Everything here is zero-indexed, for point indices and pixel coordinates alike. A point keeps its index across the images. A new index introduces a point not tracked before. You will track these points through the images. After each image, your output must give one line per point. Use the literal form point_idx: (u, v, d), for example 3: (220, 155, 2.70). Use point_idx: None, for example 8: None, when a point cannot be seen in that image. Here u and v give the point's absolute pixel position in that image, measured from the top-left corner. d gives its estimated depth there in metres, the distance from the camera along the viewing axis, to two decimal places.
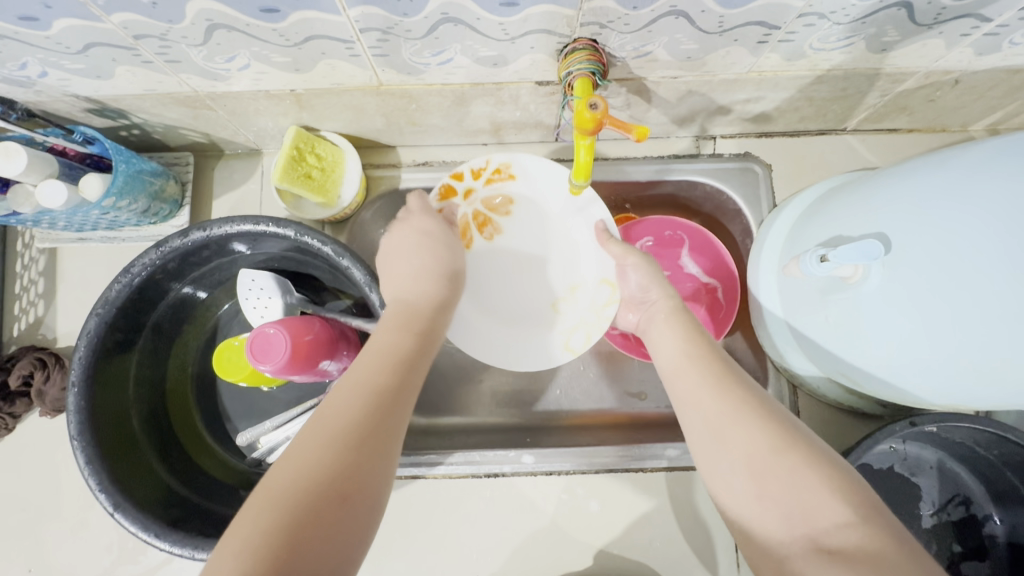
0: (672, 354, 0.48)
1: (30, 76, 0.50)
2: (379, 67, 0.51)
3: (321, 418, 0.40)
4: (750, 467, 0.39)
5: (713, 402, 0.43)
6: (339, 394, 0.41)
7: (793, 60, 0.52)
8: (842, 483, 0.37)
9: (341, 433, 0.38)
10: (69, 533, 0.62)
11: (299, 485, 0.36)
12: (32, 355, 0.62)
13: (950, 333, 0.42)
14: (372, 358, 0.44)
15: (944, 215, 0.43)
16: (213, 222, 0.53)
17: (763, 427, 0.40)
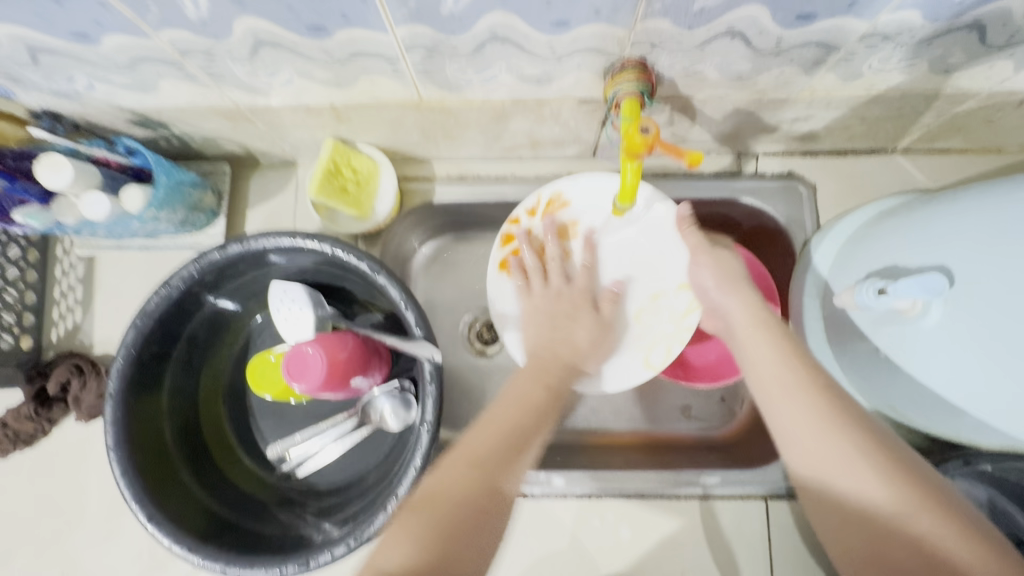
0: (767, 381, 0.45)
1: (78, 89, 0.50)
2: (421, 83, 0.50)
3: (464, 446, 0.45)
4: (871, 517, 0.39)
5: (821, 443, 0.41)
6: (487, 423, 0.46)
7: (849, 80, 0.50)
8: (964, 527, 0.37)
9: (488, 459, 0.43)
10: (100, 539, 0.62)
11: (467, 504, 0.41)
12: (70, 361, 0.63)
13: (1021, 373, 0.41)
14: (521, 390, 0.49)
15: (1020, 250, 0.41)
16: (250, 235, 0.53)
17: (877, 473, 0.39)
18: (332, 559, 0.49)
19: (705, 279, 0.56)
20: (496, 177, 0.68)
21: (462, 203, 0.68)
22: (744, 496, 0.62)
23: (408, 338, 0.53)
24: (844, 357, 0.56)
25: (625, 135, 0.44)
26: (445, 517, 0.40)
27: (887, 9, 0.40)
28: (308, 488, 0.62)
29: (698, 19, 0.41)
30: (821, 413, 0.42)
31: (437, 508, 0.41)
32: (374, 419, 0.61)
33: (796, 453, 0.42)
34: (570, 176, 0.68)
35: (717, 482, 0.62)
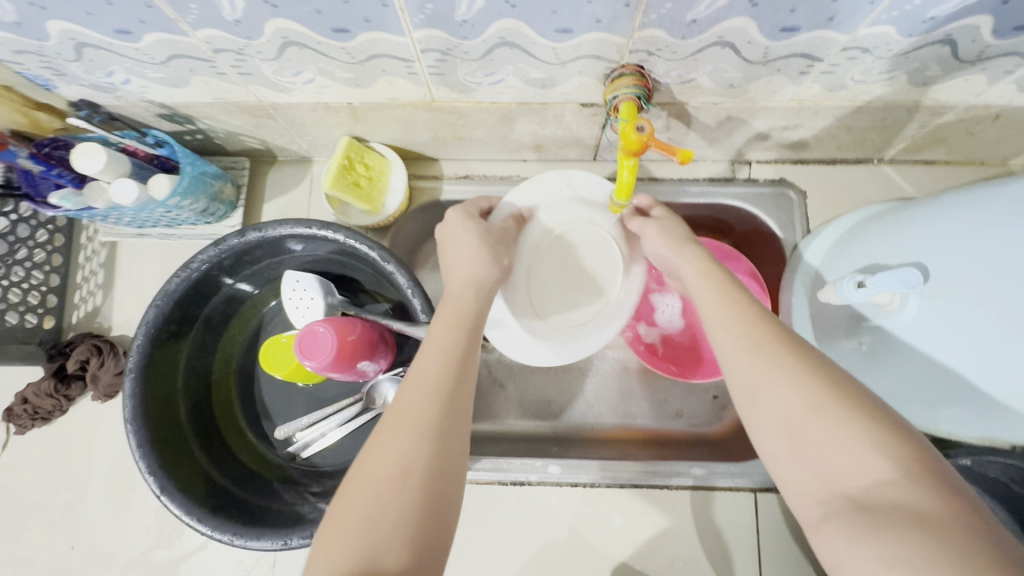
0: (709, 306, 0.45)
1: (115, 83, 0.54)
2: (433, 85, 0.54)
3: (383, 439, 0.39)
4: (786, 431, 0.37)
5: (749, 356, 0.40)
6: (398, 406, 0.40)
7: (833, 91, 0.54)
8: (884, 433, 0.34)
9: (412, 449, 0.38)
10: (111, 514, 0.65)
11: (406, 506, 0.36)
12: (90, 342, 0.66)
13: (995, 362, 0.42)
14: (434, 355, 0.43)
15: (981, 246, 0.42)
16: (268, 223, 0.56)
17: (797, 384, 0.37)
18: None
19: (654, 248, 0.57)
20: (501, 177, 0.71)
21: (468, 201, 0.72)
22: (734, 487, 0.64)
23: (414, 324, 0.56)
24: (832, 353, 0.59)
25: (621, 135, 0.47)
26: (378, 519, 0.35)
27: (865, 24, 0.43)
28: (313, 470, 0.64)
29: (690, 30, 0.44)
30: (753, 334, 0.41)
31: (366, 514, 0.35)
32: (378, 404, 0.64)
33: (730, 379, 0.41)
34: None
35: (710, 474, 0.63)
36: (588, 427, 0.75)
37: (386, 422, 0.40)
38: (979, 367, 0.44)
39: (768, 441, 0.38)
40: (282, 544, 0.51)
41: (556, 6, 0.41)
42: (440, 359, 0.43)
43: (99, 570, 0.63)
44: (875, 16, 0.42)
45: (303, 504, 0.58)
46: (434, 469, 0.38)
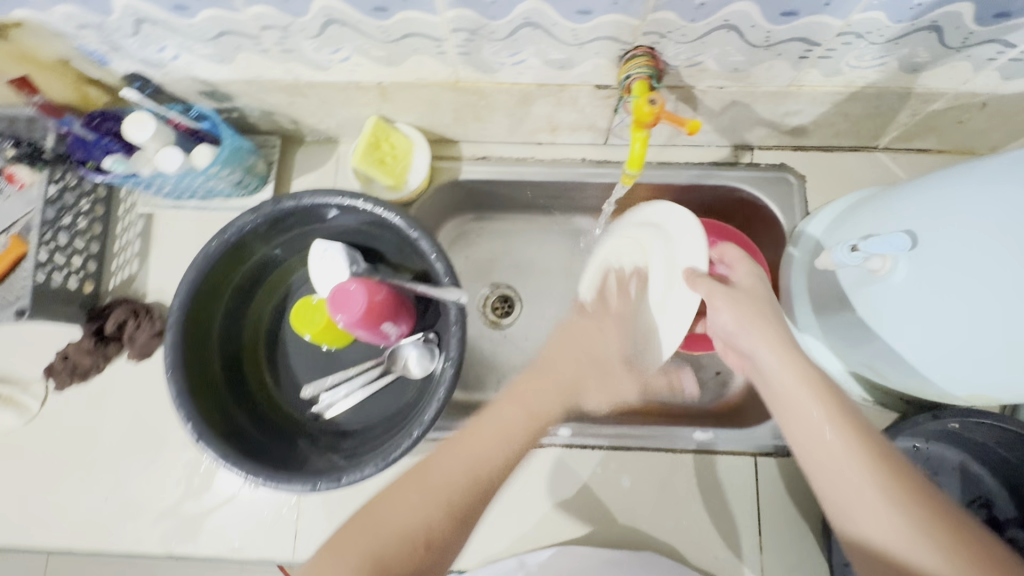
0: (785, 382, 0.50)
1: (165, 58, 0.58)
2: (460, 65, 0.58)
3: (457, 441, 0.49)
4: (899, 544, 0.42)
5: (837, 439, 0.46)
6: (478, 427, 0.50)
7: (830, 76, 0.58)
8: (988, 564, 0.40)
9: (512, 430, 0.51)
10: (143, 468, 0.68)
11: (454, 487, 0.47)
12: (127, 305, 0.70)
13: (990, 315, 0.45)
14: (559, 353, 0.58)
15: (973, 205, 0.46)
16: (303, 192, 0.61)
17: (872, 469, 0.45)
18: (360, 477, 0.56)
19: (727, 325, 0.54)
20: (517, 159, 0.76)
21: (485, 180, 0.76)
22: (734, 451, 0.67)
23: (436, 286, 0.60)
24: (828, 322, 0.63)
25: (633, 109, 0.52)
26: (364, 553, 0.43)
27: (858, 9, 0.48)
28: (337, 430, 0.67)
29: (699, 13, 0.49)
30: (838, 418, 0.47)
31: (417, 487, 0.46)
32: (399, 366, 0.67)
33: (829, 491, 0.46)
34: (584, 160, 0.75)
35: (712, 438, 0.67)
36: None
37: (462, 437, 0.50)
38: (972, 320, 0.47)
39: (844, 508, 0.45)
40: (310, 487, 0.55)
41: None
42: (539, 388, 0.54)
43: (133, 519, 0.67)
44: (866, 1, 0.47)
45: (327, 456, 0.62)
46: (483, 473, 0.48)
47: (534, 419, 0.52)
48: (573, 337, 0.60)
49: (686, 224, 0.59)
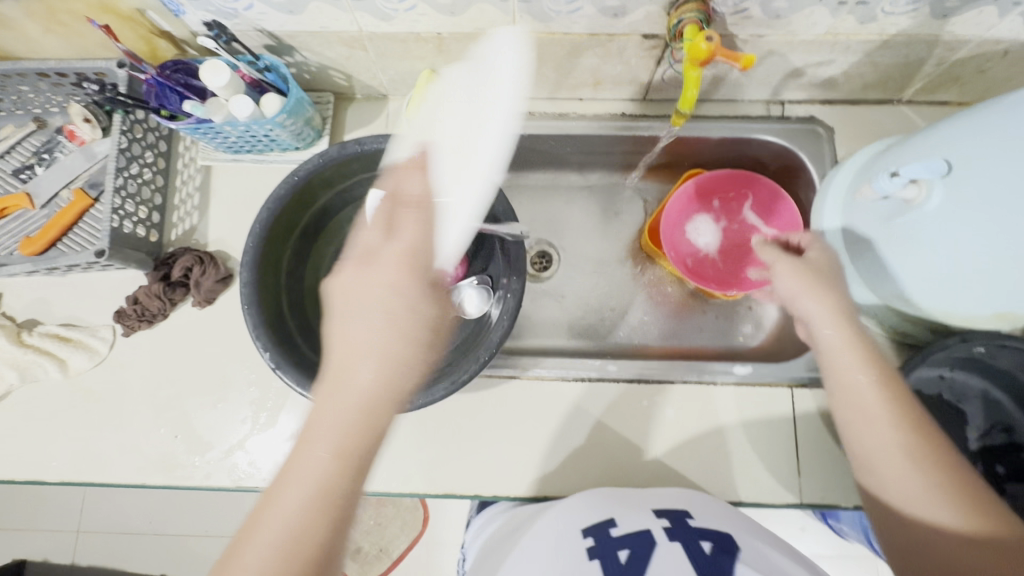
0: (835, 354, 0.56)
1: (238, 9, 0.61)
2: (519, 13, 0.62)
3: (287, 477, 0.44)
4: (915, 506, 0.50)
5: (874, 416, 0.53)
6: (308, 450, 0.44)
7: (864, 24, 0.62)
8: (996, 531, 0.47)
9: (340, 455, 0.44)
10: (210, 407, 0.72)
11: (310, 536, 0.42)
12: (192, 253, 0.73)
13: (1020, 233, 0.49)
14: (372, 338, 0.46)
15: (1004, 132, 0.49)
16: (368, 137, 0.64)
17: (901, 440, 0.51)
18: (429, 400, 0.58)
19: (803, 294, 0.58)
20: (559, 115, 0.79)
21: (529, 135, 0.80)
22: (772, 384, 0.71)
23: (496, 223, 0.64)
24: (860, 256, 0.67)
25: (689, 47, 0.55)
26: None
27: None
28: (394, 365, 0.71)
29: None
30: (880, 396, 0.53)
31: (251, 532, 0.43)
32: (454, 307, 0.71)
33: (859, 447, 0.54)
34: (622, 115, 0.79)
35: (752, 372, 0.71)
36: (633, 344, 0.83)
37: (294, 454, 0.44)
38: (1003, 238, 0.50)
39: (869, 469, 0.53)
40: None
41: None
42: (343, 403, 0.45)
43: (201, 455, 0.70)
44: None
45: None
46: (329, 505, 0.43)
47: (365, 420, 0.45)
48: (341, 307, 0.49)
49: (507, 78, 0.50)
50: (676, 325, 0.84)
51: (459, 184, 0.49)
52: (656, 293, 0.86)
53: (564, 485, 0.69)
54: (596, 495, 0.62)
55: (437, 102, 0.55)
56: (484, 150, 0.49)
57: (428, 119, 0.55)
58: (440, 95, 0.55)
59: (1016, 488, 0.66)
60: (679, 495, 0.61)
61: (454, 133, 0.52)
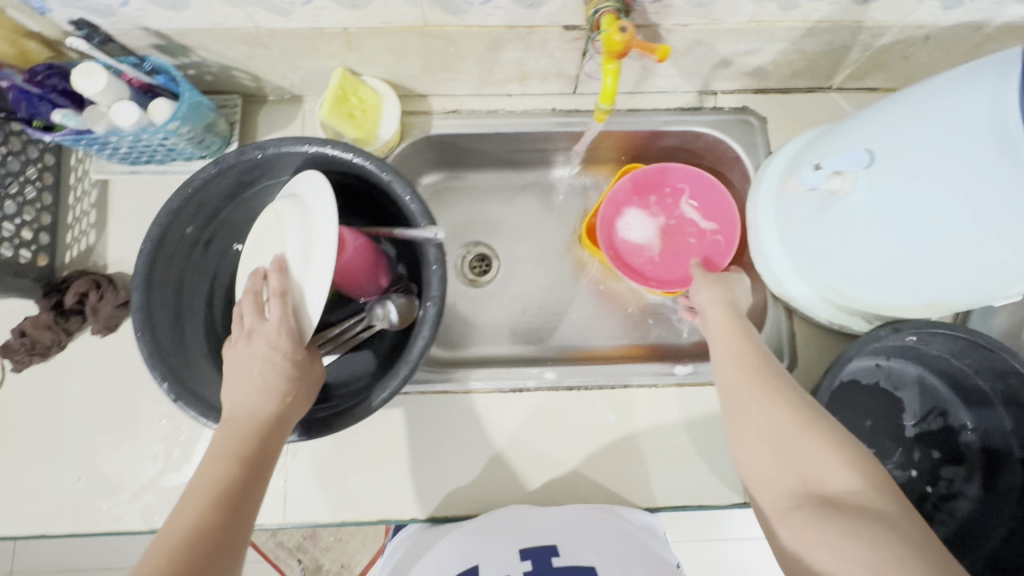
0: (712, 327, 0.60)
1: (112, 5, 0.55)
2: (427, 5, 0.57)
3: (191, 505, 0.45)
4: (782, 445, 0.48)
5: (751, 392, 0.52)
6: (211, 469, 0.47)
7: (787, 10, 0.60)
8: (864, 464, 0.45)
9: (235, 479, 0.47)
10: (117, 445, 0.66)
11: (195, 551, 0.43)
12: (88, 277, 0.66)
13: (952, 217, 0.48)
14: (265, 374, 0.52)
15: (932, 115, 0.49)
16: (269, 142, 0.59)
17: (787, 405, 0.49)
18: (351, 420, 0.56)
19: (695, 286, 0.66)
20: (488, 112, 0.76)
21: (458, 135, 0.76)
22: (713, 382, 0.70)
23: (413, 228, 0.60)
24: (794, 250, 0.66)
25: (604, 38, 0.52)
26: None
27: None
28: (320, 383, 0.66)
29: None
30: (753, 367, 0.53)
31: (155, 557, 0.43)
32: (378, 319, 0.66)
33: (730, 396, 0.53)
34: (554, 111, 0.76)
35: (692, 371, 0.70)
36: (575, 347, 0.81)
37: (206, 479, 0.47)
38: (939, 223, 0.49)
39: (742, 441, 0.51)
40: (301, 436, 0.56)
41: None
42: (237, 434, 0.49)
43: (110, 496, 0.64)
44: None
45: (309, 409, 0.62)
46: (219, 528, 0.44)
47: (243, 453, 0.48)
48: (232, 378, 0.52)
49: (324, 207, 0.55)
50: (621, 326, 0.82)
51: (305, 297, 0.53)
52: (599, 294, 0.84)
53: (505, 501, 0.66)
54: (472, 535, 0.59)
55: (271, 224, 0.57)
56: (320, 266, 0.53)
57: (265, 241, 0.58)
58: (270, 221, 0.58)
59: (953, 470, 0.67)
60: (557, 523, 0.60)
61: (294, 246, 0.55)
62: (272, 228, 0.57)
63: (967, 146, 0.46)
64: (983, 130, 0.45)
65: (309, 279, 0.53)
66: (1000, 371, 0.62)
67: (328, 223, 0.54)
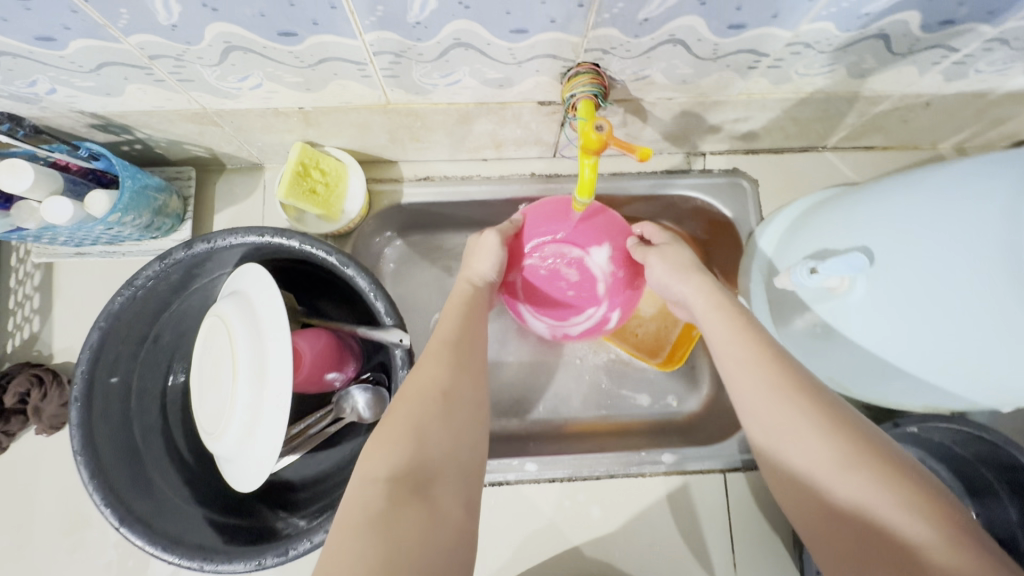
0: (707, 316, 0.50)
1: (38, 93, 0.50)
2: (388, 87, 0.52)
3: (429, 424, 0.42)
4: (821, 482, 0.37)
5: (771, 410, 0.41)
6: (416, 384, 0.45)
7: (779, 84, 0.56)
8: (928, 502, 0.34)
9: (447, 388, 0.45)
10: (67, 553, 0.61)
11: (465, 475, 0.42)
12: (29, 372, 0.61)
13: (963, 334, 0.44)
14: (449, 316, 0.54)
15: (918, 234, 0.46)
16: (217, 233, 0.54)
17: (829, 437, 0.38)
18: (311, 546, 0.49)
19: (666, 277, 0.57)
20: (463, 178, 0.71)
21: (431, 203, 0.71)
22: (704, 469, 0.66)
23: (379, 327, 0.55)
24: (789, 336, 0.63)
25: (581, 134, 0.48)
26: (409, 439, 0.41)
27: (806, 20, 0.45)
28: (284, 484, 0.62)
29: (643, 28, 0.45)
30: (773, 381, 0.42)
31: (377, 532, 0.35)
32: (349, 412, 0.62)
33: (750, 418, 0.43)
34: (533, 175, 0.71)
35: (682, 459, 0.66)
36: (560, 420, 0.77)
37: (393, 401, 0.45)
38: (935, 343, 0.47)
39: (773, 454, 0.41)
40: (255, 565, 0.50)
41: (510, 7, 0.41)
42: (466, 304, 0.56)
43: None
44: (815, 12, 0.44)
45: (275, 522, 0.57)
46: (429, 450, 0.41)
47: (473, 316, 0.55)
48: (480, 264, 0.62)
49: (273, 306, 0.52)
50: (603, 395, 0.78)
51: (265, 416, 0.50)
52: (583, 361, 0.79)
53: None
54: None
55: (217, 329, 0.54)
56: (278, 385, 0.50)
57: (213, 349, 0.54)
58: (215, 325, 0.54)
59: None
60: None
61: (242, 352, 0.51)
62: (219, 334, 0.53)
63: (979, 265, 0.41)
64: (976, 264, 0.42)
65: (268, 397, 0.50)
66: (1007, 465, 0.58)
67: (284, 333, 0.51)
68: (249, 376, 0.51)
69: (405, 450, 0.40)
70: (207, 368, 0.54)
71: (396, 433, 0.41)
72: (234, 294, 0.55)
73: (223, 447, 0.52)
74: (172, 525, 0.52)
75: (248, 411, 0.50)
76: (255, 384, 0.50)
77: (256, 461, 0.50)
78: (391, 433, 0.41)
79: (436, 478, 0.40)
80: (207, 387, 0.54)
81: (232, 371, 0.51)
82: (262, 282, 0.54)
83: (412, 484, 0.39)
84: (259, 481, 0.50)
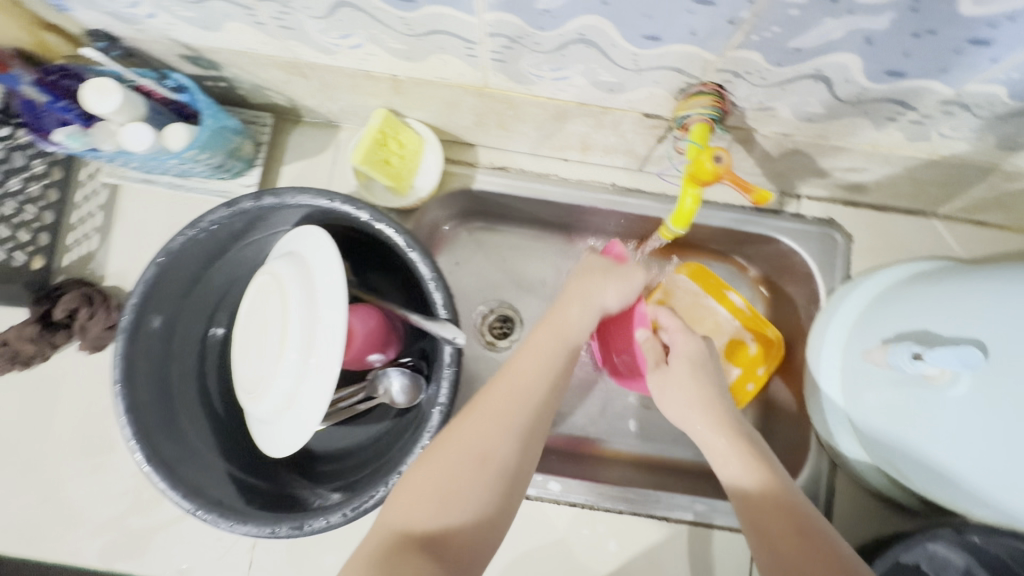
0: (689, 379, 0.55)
1: (138, 15, 0.48)
2: (491, 70, 0.49)
3: (456, 486, 0.43)
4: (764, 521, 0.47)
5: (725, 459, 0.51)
6: (461, 441, 0.45)
7: (914, 141, 0.50)
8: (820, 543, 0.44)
9: (492, 451, 0.45)
10: (87, 473, 0.62)
11: (494, 525, 0.44)
12: (80, 290, 0.61)
13: None
14: (541, 351, 0.51)
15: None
16: (287, 190, 0.52)
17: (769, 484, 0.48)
18: (326, 526, 0.48)
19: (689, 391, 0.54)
20: (539, 175, 0.68)
21: (501, 194, 0.68)
22: (733, 527, 0.63)
23: (432, 318, 0.52)
24: (855, 408, 0.57)
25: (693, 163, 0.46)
26: (442, 488, 0.43)
27: (977, 81, 0.40)
28: (305, 452, 0.62)
29: (790, 58, 0.40)
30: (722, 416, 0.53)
31: None
32: (381, 394, 0.61)
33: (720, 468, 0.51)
34: (613, 186, 0.67)
35: (712, 511, 0.63)
36: (588, 441, 0.74)
37: (444, 435, 0.46)
38: (981, 458, 0.43)
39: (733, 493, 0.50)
40: (268, 533, 0.48)
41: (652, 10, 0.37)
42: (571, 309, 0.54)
43: (71, 529, 0.61)
44: (992, 74, 0.39)
45: (295, 489, 0.56)
46: (456, 511, 0.43)
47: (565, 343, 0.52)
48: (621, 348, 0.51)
49: (329, 270, 0.50)
50: (638, 425, 0.74)
51: (309, 384, 0.48)
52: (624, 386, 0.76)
53: None
54: None
55: (270, 288, 0.52)
56: (323, 358, 0.47)
57: (265, 307, 0.52)
58: (268, 284, 0.52)
59: None
60: None
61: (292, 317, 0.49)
62: (271, 294, 0.52)
63: None
64: None
65: (314, 366, 0.48)
66: None
67: (337, 303, 0.48)
68: (300, 341, 0.49)
69: (430, 510, 0.42)
70: (255, 325, 0.53)
71: (429, 482, 0.43)
72: (286, 255, 0.53)
73: (260, 409, 0.51)
74: (193, 475, 0.52)
75: (293, 377, 0.49)
76: (303, 351, 0.48)
77: (293, 429, 0.49)
78: (428, 477, 0.44)
79: (452, 537, 0.42)
80: (253, 345, 0.53)
81: (281, 333, 0.49)
82: (319, 243, 0.52)
83: (426, 546, 0.41)
84: (296, 447, 0.49)
